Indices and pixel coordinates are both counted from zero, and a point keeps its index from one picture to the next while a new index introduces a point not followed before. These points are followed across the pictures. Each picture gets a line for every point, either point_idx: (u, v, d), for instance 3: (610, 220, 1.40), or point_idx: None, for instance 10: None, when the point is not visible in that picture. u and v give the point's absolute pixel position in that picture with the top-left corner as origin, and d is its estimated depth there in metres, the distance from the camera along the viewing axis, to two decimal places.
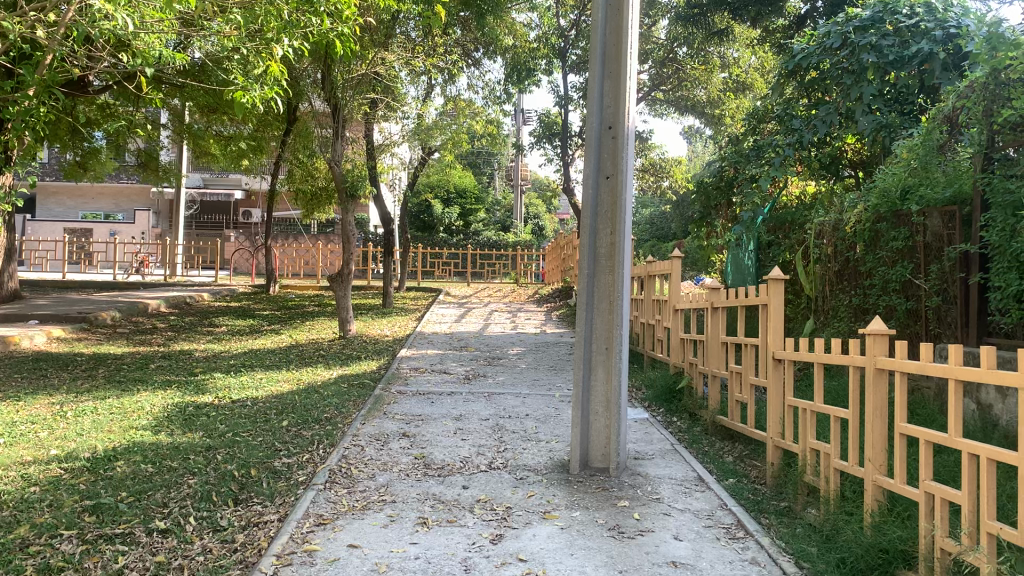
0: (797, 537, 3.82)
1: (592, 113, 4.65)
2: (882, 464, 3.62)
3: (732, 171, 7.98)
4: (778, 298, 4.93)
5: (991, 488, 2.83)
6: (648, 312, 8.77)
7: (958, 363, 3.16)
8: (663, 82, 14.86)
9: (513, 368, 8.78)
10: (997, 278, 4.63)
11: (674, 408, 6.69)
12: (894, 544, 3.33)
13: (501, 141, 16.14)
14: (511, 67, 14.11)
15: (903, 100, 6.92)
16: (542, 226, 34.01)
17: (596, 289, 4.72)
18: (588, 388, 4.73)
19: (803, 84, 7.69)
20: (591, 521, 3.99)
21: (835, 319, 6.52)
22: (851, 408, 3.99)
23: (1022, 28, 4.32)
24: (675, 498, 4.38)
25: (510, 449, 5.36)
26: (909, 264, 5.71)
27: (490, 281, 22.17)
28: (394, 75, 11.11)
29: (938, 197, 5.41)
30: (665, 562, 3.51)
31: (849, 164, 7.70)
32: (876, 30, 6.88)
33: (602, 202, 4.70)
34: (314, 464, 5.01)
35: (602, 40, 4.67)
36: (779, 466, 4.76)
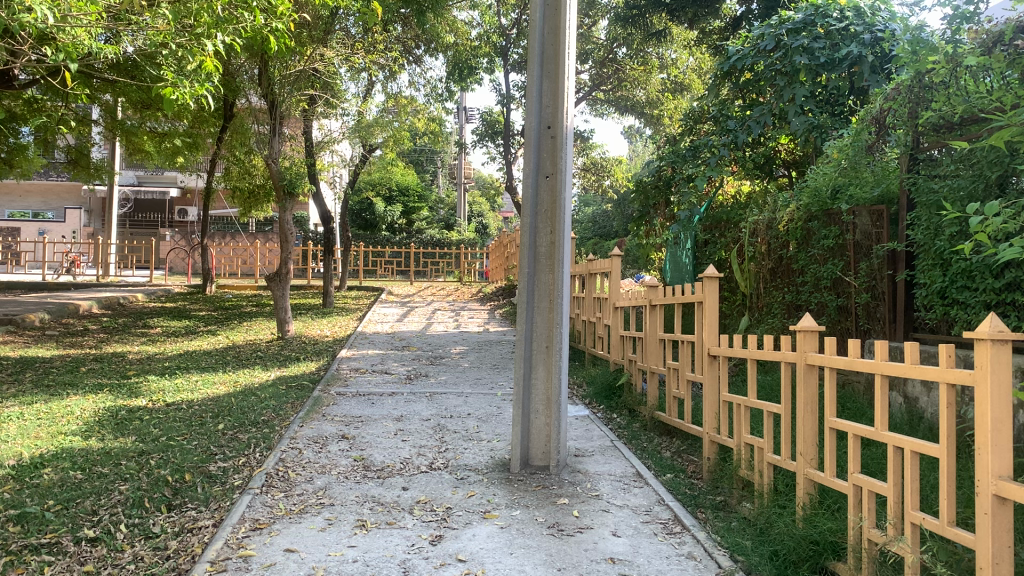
0: (731, 530, 3.89)
1: (531, 112, 4.66)
2: (813, 457, 3.70)
3: (670, 170, 8.08)
4: (712, 296, 5.01)
5: (914, 479, 2.90)
6: (589, 310, 8.83)
7: (883, 358, 3.25)
8: (604, 82, 14.95)
9: (455, 367, 8.77)
10: (923, 275, 4.78)
11: (613, 404, 6.75)
12: (825, 536, 3.41)
13: (443, 139, 16.09)
14: (453, 65, 13.99)
15: (835, 101, 7.07)
16: (486, 225, 34.05)
17: (536, 288, 4.73)
18: (528, 386, 4.74)
19: (737, 85, 7.82)
20: (530, 520, 4.00)
21: (769, 316, 6.68)
22: (783, 403, 4.07)
23: (943, 32, 4.41)
24: (613, 495, 4.42)
25: (450, 449, 5.35)
26: (840, 262, 5.86)
27: (433, 280, 22.08)
28: (332, 71, 11.00)
29: (866, 196, 5.63)
30: (603, 559, 3.54)
31: (782, 163, 7.88)
32: (808, 32, 7.01)
33: (541, 202, 4.71)
34: (251, 467, 4.93)
35: (540, 41, 4.68)
36: (714, 460, 4.85)
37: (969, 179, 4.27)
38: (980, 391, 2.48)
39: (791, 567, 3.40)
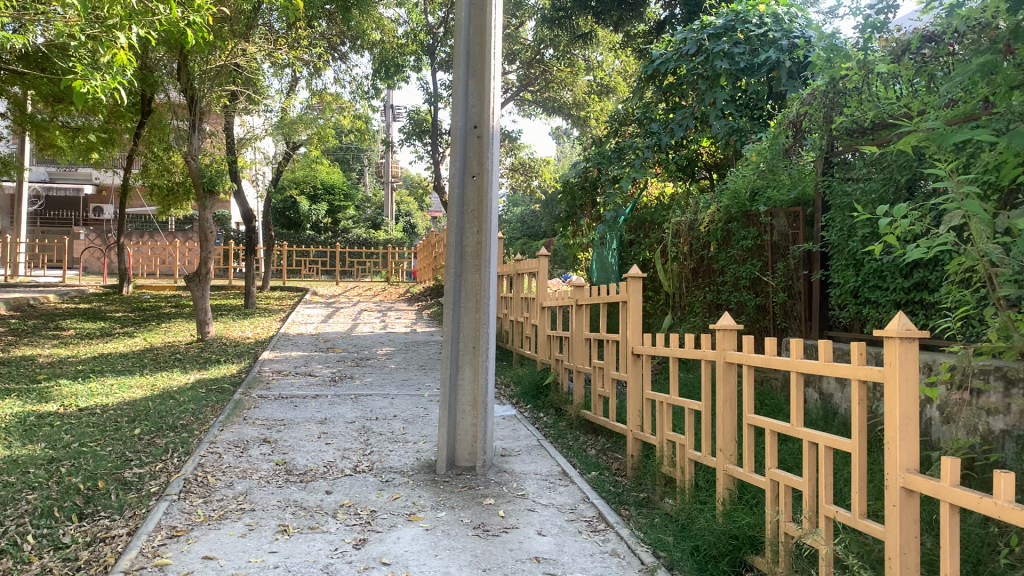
0: (654, 527, 3.95)
1: (457, 112, 4.64)
2: (732, 453, 3.78)
3: (596, 172, 8.13)
4: (636, 296, 5.07)
5: (828, 474, 2.99)
6: (516, 310, 8.85)
7: (799, 355, 3.32)
8: (531, 83, 15.10)
9: (381, 368, 8.68)
10: (836, 275, 4.94)
11: (540, 404, 6.78)
12: (743, 530, 3.48)
13: (369, 137, 15.91)
14: (379, 62, 13.84)
15: (753, 105, 7.33)
16: (413, 224, 33.87)
17: (463, 289, 4.71)
18: (455, 387, 4.72)
19: (660, 88, 7.93)
20: (456, 521, 3.98)
21: (691, 315, 6.85)
22: (704, 400, 4.15)
23: (855, 40, 4.49)
24: (539, 494, 4.44)
25: (375, 451, 5.29)
26: (758, 263, 6.03)
27: (359, 280, 21.86)
28: (255, 66, 10.76)
29: (783, 197, 5.79)
30: (528, 558, 3.54)
31: (704, 165, 8.03)
32: (728, 38, 7.16)
33: (467, 201, 4.70)
34: (168, 473, 4.78)
35: (466, 40, 4.66)
36: (638, 457, 4.91)
37: (880, 182, 4.42)
38: (890, 388, 2.57)
39: (711, 562, 3.47)
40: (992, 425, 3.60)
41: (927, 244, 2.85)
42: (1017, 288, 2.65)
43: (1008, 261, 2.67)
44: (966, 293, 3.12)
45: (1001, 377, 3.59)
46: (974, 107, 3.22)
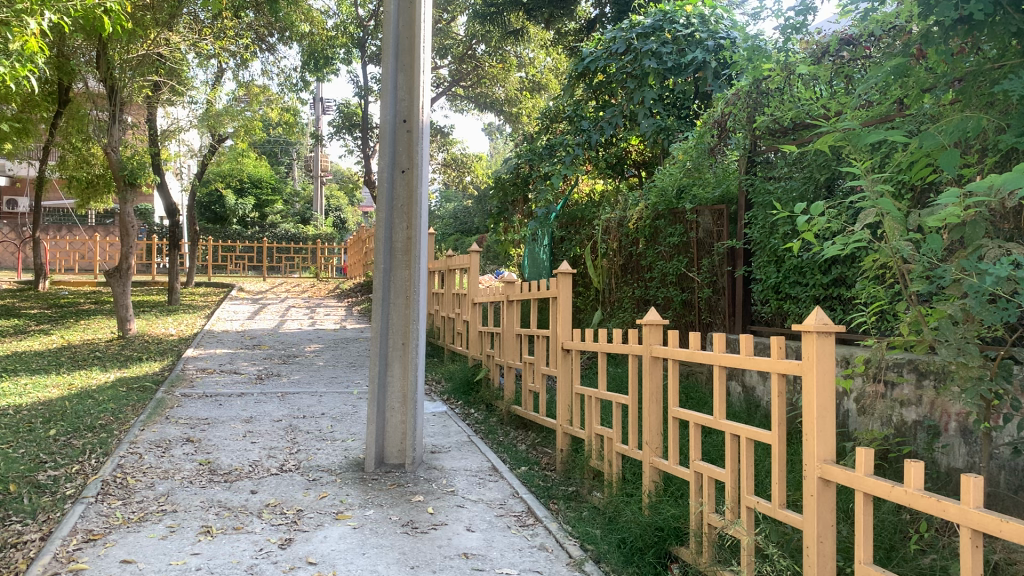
0: (582, 520, 4.00)
1: (386, 105, 4.60)
2: (658, 446, 3.84)
3: (527, 168, 8.15)
4: (566, 292, 5.11)
5: (749, 464, 3.06)
6: (448, 306, 8.83)
7: (722, 349, 3.39)
8: (463, 78, 15.09)
9: (309, 366, 8.56)
10: (759, 271, 5.07)
11: (471, 400, 6.79)
12: (669, 522, 3.54)
13: (298, 130, 15.63)
14: (309, 54, 13.63)
15: (680, 104, 7.39)
16: (343, 219, 33.46)
17: (392, 284, 4.67)
18: (384, 383, 4.68)
19: (590, 87, 7.97)
20: (384, 519, 3.95)
21: (620, 311, 6.96)
22: (631, 394, 4.21)
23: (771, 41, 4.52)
24: (468, 490, 4.43)
25: (303, 450, 5.22)
26: (684, 259, 6.14)
27: (288, 276, 21.49)
28: (179, 57, 10.48)
29: (709, 195, 5.91)
30: (457, 554, 3.54)
31: (633, 164, 8.13)
32: (656, 37, 7.27)
33: (397, 196, 4.67)
34: (85, 475, 4.62)
35: (395, 34, 4.62)
36: (567, 452, 4.95)
37: (800, 181, 4.55)
38: (807, 380, 2.64)
39: (637, 554, 3.52)
40: (905, 416, 3.74)
41: (842, 240, 2.93)
42: (927, 283, 2.75)
43: (918, 259, 2.76)
44: (880, 288, 3.23)
45: (913, 370, 3.72)
46: (889, 109, 3.33)
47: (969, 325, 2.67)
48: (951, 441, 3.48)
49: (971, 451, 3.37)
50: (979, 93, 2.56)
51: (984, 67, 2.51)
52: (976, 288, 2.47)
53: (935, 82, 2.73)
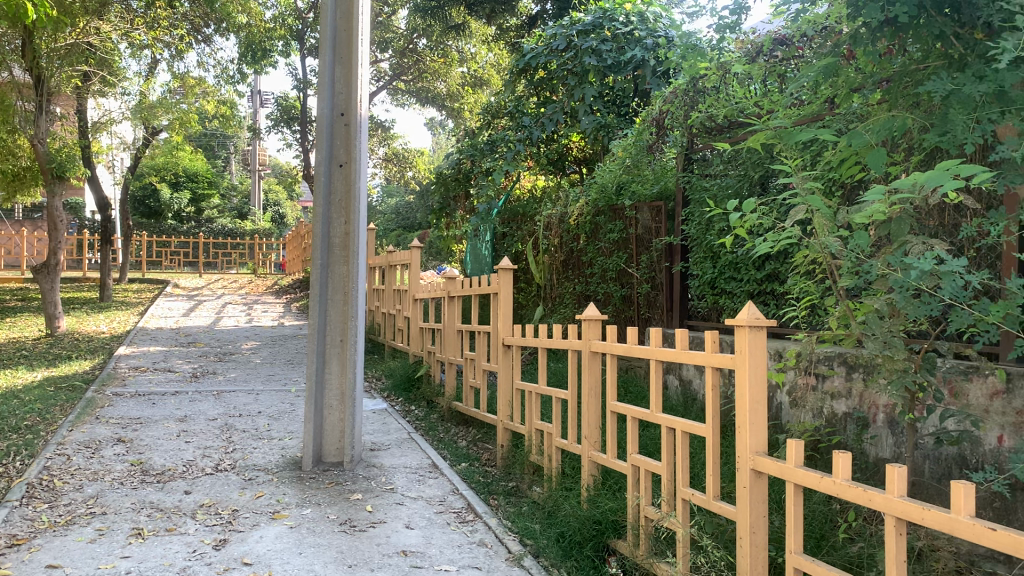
0: (522, 515, 4.02)
1: (322, 98, 4.54)
2: (596, 440, 3.86)
3: (468, 164, 8.10)
4: (506, 288, 5.11)
5: (685, 457, 3.10)
6: (388, 303, 8.77)
7: (659, 344, 3.42)
8: (404, 72, 14.97)
9: (246, 363, 8.41)
10: (695, 267, 5.15)
11: (411, 396, 6.75)
12: (606, 515, 3.57)
13: (235, 123, 15.32)
14: (246, 45, 13.31)
15: (620, 102, 7.54)
16: (282, 214, 32.92)
17: (330, 280, 4.61)
18: (322, 380, 4.62)
19: (532, 83, 7.95)
20: (321, 518, 3.90)
21: (561, 306, 7.02)
22: (571, 389, 4.23)
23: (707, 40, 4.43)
24: (408, 487, 4.41)
25: (239, 449, 5.12)
26: (624, 255, 6.20)
27: (225, 272, 21.08)
28: (110, 47, 10.18)
29: (648, 192, 5.95)
30: (395, 552, 3.51)
31: (574, 160, 8.16)
32: (596, 35, 7.33)
33: (334, 190, 4.61)
34: (8, 478, 4.46)
35: (332, 26, 4.56)
36: (507, 447, 4.96)
37: (736, 178, 4.63)
38: (740, 373, 2.69)
39: (576, 548, 3.55)
40: (836, 408, 3.83)
41: (773, 236, 2.99)
42: (855, 279, 2.82)
43: (846, 254, 2.83)
44: (810, 283, 3.29)
45: (843, 363, 3.82)
46: (819, 108, 3.39)
47: (895, 320, 2.74)
48: (879, 432, 3.57)
49: (897, 442, 3.47)
50: (905, 94, 2.63)
51: (910, 67, 2.59)
52: (901, 283, 2.54)
53: (863, 82, 2.80)
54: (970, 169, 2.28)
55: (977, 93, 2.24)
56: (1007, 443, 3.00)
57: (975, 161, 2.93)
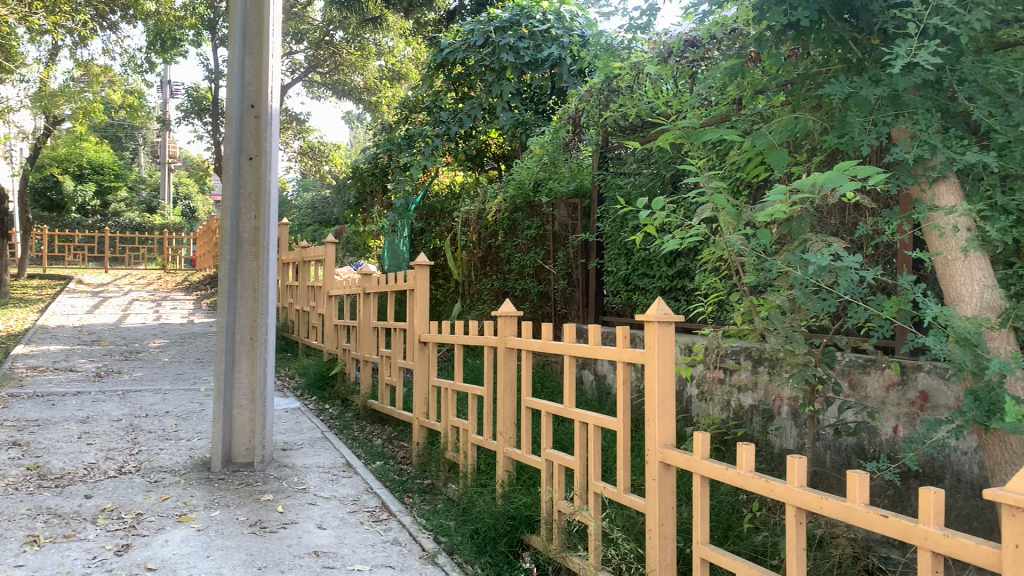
0: (437, 513, 4.00)
1: (231, 89, 4.42)
2: (511, 436, 3.88)
3: (386, 158, 7.96)
4: (423, 284, 5.07)
5: (597, 452, 3.13)
6: (302, 299, 8.62)
7: (573, 339, 3.44)
8: (320, 64, 14.69)
9: (154, 362, 8.14)
10: (610, 263, 5.23)
11: (325, 395, 6.64)
12: (520, 511, 3.59)
13: (143, 114, 14.79)
14: (155, 34, 12.89)
15: (537, 100, 7.57)
16: (194, 208, 31.92)
17: (239, 276, 4.50)
18: (230, 379, 4.50)
19: (449, 78, 7.88)
20: (230, 520, 3.80)
21: (479, 303, 7.04)
22: (486, 385, 4.22)
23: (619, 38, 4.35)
24: (320, 487, 4.34)
25: (144, 451, 4.95)
26: (541, 251, 6.24)
27: (133, 268, 20.31)
28: (6, 31, 9.73)
29: (564, 189, 6.00)
30: (307, 553, 3.45)
31: (492, 156, 8.13)
32: (514, 31, 7.38)
33: (243, 184, 4.49)
34: None
35: (242, 16, 4.45)
36: (423, 445, 4.92)
37: (649, 178, 4.71)
38: (649, 367, 2.73)
39: (490, 544, 3.55)
40: (742, 401, 3.94)
41: (681, 234, 3.05)
42: (759, 275, 2.89)
43: (749, 252, 2.90)
44: (717, 280, 3.38)
45: (749, 357, 3.92)
46: (726, 109, 3.46)
47: (796, 316, 2.83)
48: (783, 424, 3.69)
49: (801, 433, 3.59)
50: (807, 96, 2.73)
51: (811, 70, 2.68)
52: (801, 279, 2.61)
53: (767, 83, 2.89)
54: (866, 170, 2.35)
55: (872, 97, 2.31)
56: (902, 433, 3.13)
57: (872, 162, 3.04)
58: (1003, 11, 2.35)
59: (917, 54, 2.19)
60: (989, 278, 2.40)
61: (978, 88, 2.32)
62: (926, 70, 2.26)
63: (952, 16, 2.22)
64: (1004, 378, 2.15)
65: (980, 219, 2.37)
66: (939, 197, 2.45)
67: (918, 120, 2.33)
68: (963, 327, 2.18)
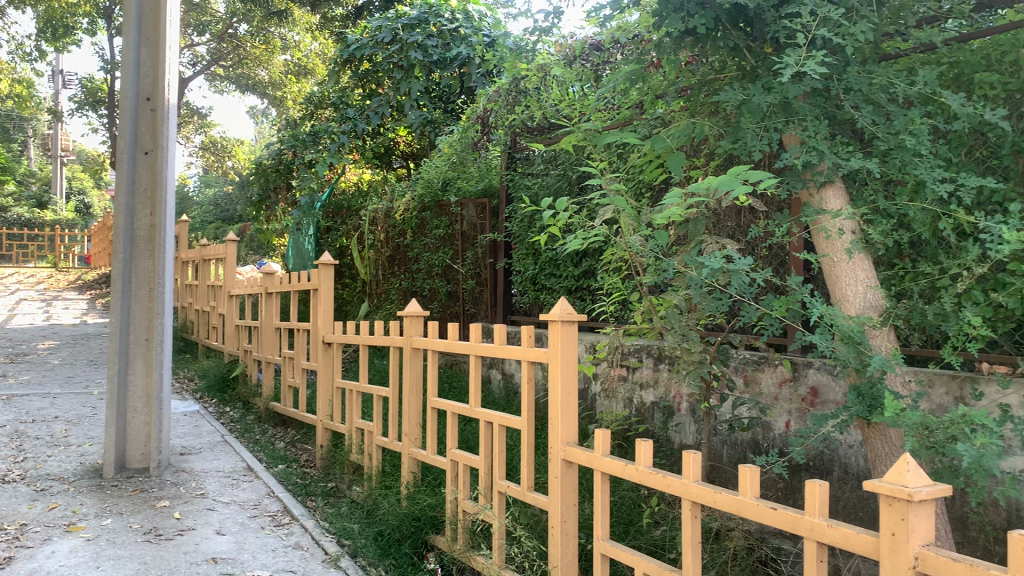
0: (340, 515, 3.94)
1: (126, 81, 4.26)
2: (416, 437, 3.85)
3: (290, 154, 7.80)
4: (328, 283, 4.99)
5: (501, 451, 3.14)
6: (202, 299, 8.38)
7: (479, 338, 3.44)
8: (223, 57, 14.27)
9: (41, 364, 7.76)
10: (518, 262, 5.27)
11: (226, 397, 6.47)
12: (425, 512, 3.58)
13: (31, 104, 14.10)
14: (44, 21, 12.34)
15: (446, 99, 7.54)
16: (88, 204, 30.56)
17: (134, 275, 4.33)
18: (124, 382, 4.32)
19: (357, 74, 7.79)
20: (123, 528, 3.65)
21: (386, 302, 6.97)
22: (391, 386, 4.18)
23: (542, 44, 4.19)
24: (220, 492, 4.22)
25: (30, 458, 4.71)
26: (449, 250, 6.22)
27: (20, 266, 19.31)
28: None
29: (472, 188, 6.01)
30: (204, 560, 3.35)
31: (400, 155, 8.06)
32: (422, 29, 7.35)
33: (139, 179, 4.33)
34: None
35: (137, 6, 4.30)
36: (327, 447, 4.85)
37: (555, 178, 4.79)
38: (552, 365, 2.76)
39: (394, 546, 3.53)
40: (644, 398, 4.02)
41: (583, 234, 3.09)
42: (657, 275, 2.96)
43: (647, 252, 2.95)
44: (619, 280, 3.44)
45: (650, 354, 4.00)
46: (627, 112, 3.54)
47: (692, 315, 2.90)
48: (683, 420, 3.79)
49: (699, 429, 3.70)
50: (703, 102, 2.81)
51: (708, 76, 2.77)
52: (697, 279, 2.68)
53: (666, 88, 2.97)
54: (757, 175, 2.43)
55: (764, 104, 2.39)
56: (793, 427, 3.26)
57: (765, 166, 3.15)
58: (885, 24, 2.47)
59: (805, 63, 2.27)
60: (872, 279, 2.52)
61: (862, 97, 2.43)
62: (815, 79, 2.34)
63: (839, 28, 2.32)
64: (884, 374, 2.27)
65: (863, 222, 2.48)
66: (825, 201, 2.55)
67: (807, 127, 2.42)
68: (846, 326, 2.28)
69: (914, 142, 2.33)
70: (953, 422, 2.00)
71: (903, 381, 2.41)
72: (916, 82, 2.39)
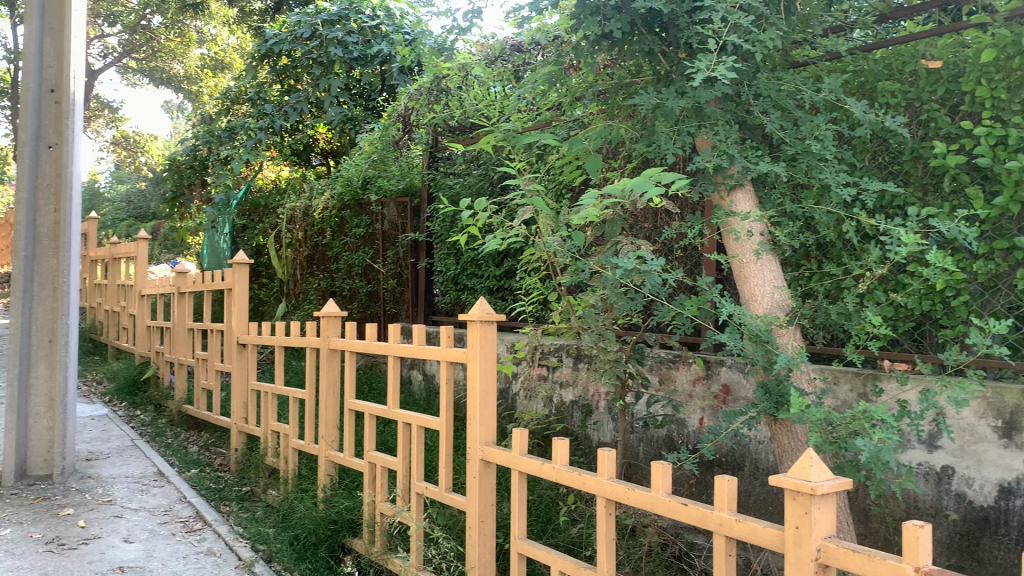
0: (255, 520, 3.86)
1: (28, 71, 4.06)
2: (333, 438, 3.80)
3: (205, 151, 7.57)
4: (243, 283, 4.87)
5: (419, 451, 3.12)
6: (111, 299, 8.08)
7: (397, 339, 3.40)
8: (135, 49, 13.79)
9: None
10: (440, 263, 5.25)
11: (136, 400, 6.26)
12: (342, 515, 3.53)
13: None
14: None
15: (367, 96, 7.50)
16: None
17: (36, 274, 4.13)
18: (25, 386, 4.12)
19: (274, 70, 7.62)
20: (23, 538, 3.49)
21: (305, 303, 6.86)
22: (308, 387, 4.11)
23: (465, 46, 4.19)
24: (128, 498, 4.08)
25: None
26: (370, 250, 6.16)
27: None
28: None
29: (393, 188, 5.97)
30: (110, 570, 3.23)
31: (320, 152, 7.93)
32: (342, 25, 7.25)
33: (41, 174, 4.14)
34: None
35: None
36: (242, 450, 4.74)
37: (477, 178, 4.80)
38: (470, 365, 2.75)
39: (310, 550, 3.46)
40: (563, 397, 4.06)
41: (501, 234, 3.09)
42: (574, 275, 2.98)
43: (564, 252, 2.97)
44: (537, 280, 3.45)
45: (569, 354, 4.03)
46: (546, 114, 3.55)
47: (608, 315, 2.93)
48: (600, 418, 3.84)
49: (615, 427, 3.75)
50: (619, 105, 2.84)
51: (625, 80, 2.80)
52: (612, 280, 2.72)
53: (584, 91, 2.99)
54: (671, 177, 2.46)
55: (677, 108, 2.42)
56: (706, 424, 3.33)
57: (679, 169, 3.22)
58: (795, 33, 2.54)
59: (716, 68, 2.31)
60: (779, 280, 2.59)
61: (770, 103, 2.49)
62: (726, 84, 2.39)
63: (749, 34, 2.36)
64: (790, 372, 2.34)
65: (771, 225, 2.55)
66: (735, 204, 2.60)
67: (718, 131, 2.47)
68: (755, 325, 2.34)
69: (820, 147, 2.40)
70: (854, 418, 2.07)
71: (808, 379, 2.48)
72: (822, 89, 2.46)
